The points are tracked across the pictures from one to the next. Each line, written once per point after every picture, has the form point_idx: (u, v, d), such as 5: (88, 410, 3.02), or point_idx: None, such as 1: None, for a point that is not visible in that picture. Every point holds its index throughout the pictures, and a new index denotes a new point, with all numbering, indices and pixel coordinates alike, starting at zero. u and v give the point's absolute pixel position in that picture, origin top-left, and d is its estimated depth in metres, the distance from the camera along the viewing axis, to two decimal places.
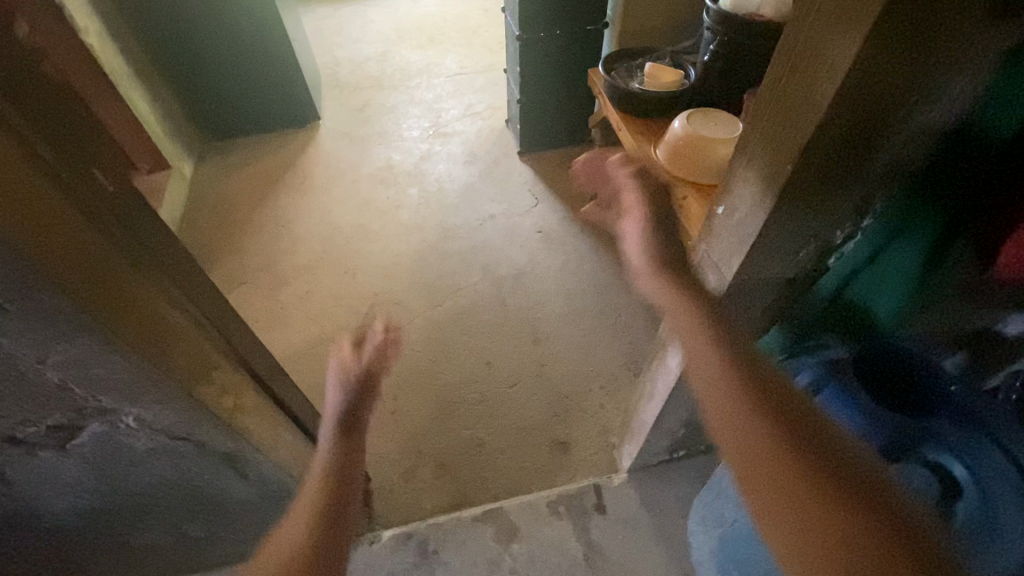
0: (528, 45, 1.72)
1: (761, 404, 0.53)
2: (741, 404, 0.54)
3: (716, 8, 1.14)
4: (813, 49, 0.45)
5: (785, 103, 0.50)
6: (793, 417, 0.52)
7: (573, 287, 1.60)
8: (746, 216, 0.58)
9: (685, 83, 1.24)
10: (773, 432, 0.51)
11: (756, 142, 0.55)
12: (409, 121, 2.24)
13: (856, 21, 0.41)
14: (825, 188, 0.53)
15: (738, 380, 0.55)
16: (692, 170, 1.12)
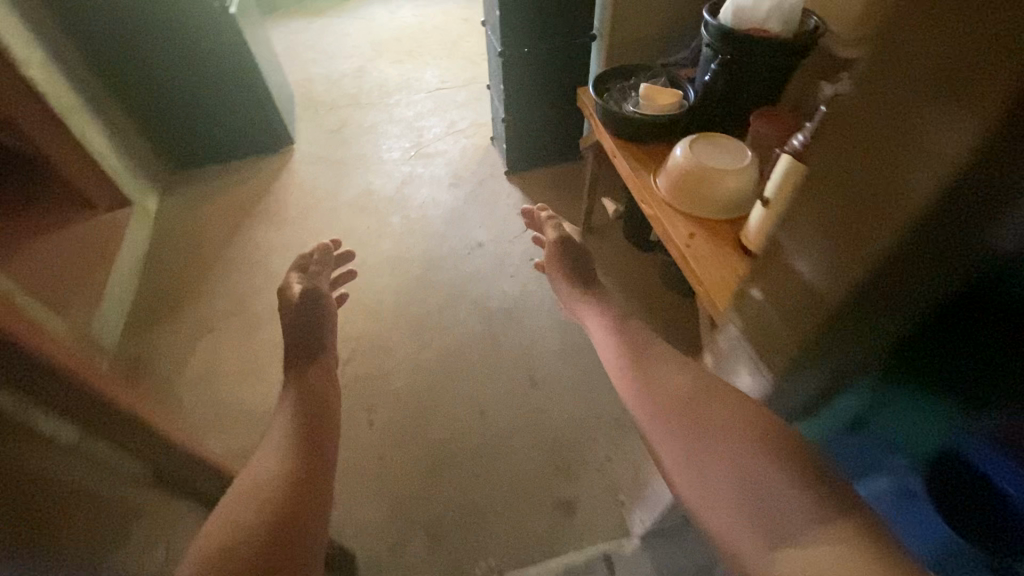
0: (511, 61, 1.61)
1: (676, 407, 0.68)
2: (660, 412, 0.70)
3: (717, 23, 1.03)
4: (906, 122, 0.38)
5: (866, 180, 0.43)
6: (698, 407, 0.66)
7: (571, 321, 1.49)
8: (802, 300, 0.51)
9: (686, 103, 1.14)
10: (682, 426, 0.66)
11: (822, 218, 0.48)
12: (389, 140, 2.13)
13: (971, 102, 0.34)
14: (881, 289, 0.45)
15: (663, 397, 0.71)
16: (700, 203, 1.02)
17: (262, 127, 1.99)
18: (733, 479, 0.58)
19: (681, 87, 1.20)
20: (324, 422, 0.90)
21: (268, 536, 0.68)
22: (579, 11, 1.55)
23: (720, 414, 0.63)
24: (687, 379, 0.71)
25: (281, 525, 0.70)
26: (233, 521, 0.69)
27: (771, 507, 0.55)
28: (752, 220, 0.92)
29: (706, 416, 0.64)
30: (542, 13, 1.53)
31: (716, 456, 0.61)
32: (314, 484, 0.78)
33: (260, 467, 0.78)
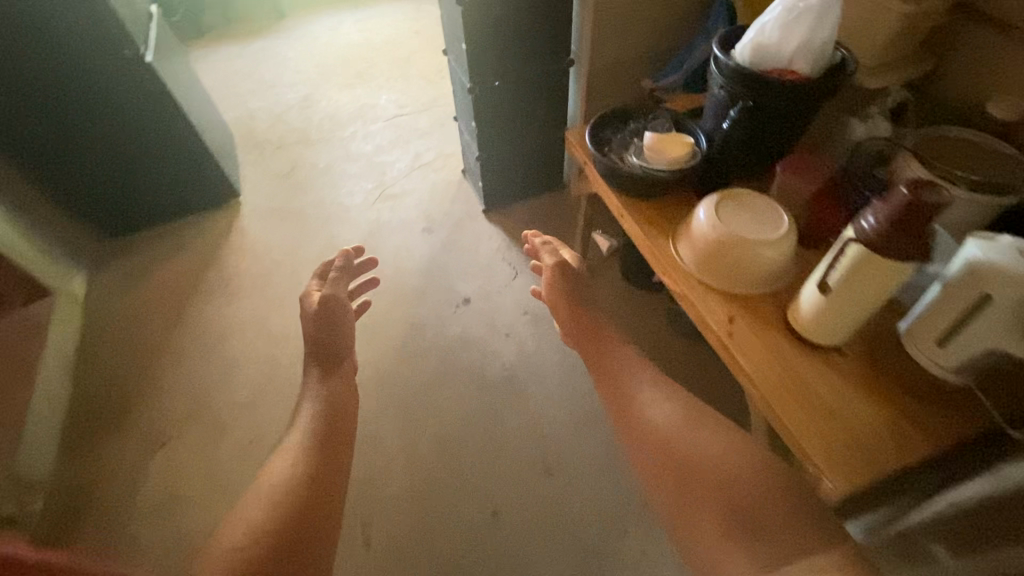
0: (482, 96, 1.43)
1: (670, 445, 0.79)
2: (651, 449, 0.81)
3: (732, 64, 0.88)
4: None
5: None
6: (688, 439, 0.79)
7: (580, 390, 1.35)
8: None
9: (699, 152, 0.99)
10: (680, 465, 0.77)
11: None
12: (349, 182, 1.92)
13: None
14: None
15: (655, 436, 0.81)
16: (735, 279, 0.88)
17: (201, 183, 1.76)
18: (738, 515, 0.69)
19: (688, 130, 1.05)
20: (337, 423, 0.96)
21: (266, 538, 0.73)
22: (555, 35, 1.38)
23: (720, 460, 0.75)
24: (676, 418, 0.83)
25: (285, 528, 0.75)
26: (245, 523, 0.74)
27: (768, 532, 0.67)
28: (805, 305, 0.79)
29: (705, 460, 0.75)
30: (514, 39, 1.34)
31: (718, 495, 0.72)
32: (319, 493, 0.82)
33: (279, 467, 0.84)
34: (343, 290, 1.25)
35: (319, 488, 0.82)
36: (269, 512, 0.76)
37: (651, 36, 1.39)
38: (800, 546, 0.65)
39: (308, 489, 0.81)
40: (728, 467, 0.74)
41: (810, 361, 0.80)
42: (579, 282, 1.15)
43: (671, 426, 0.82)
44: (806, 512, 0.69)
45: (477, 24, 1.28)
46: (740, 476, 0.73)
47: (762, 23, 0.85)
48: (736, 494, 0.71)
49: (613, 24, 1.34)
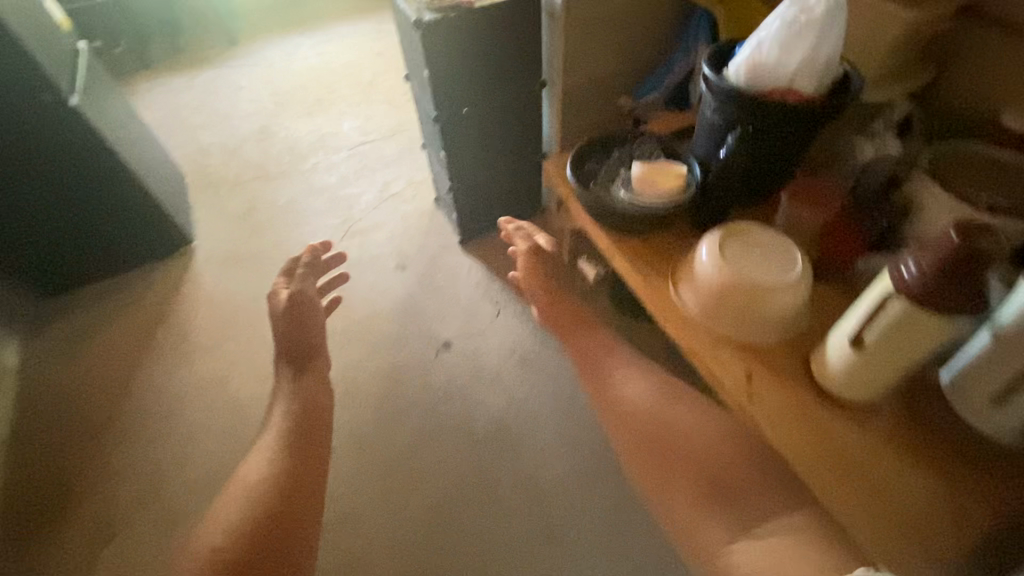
0: (449, 125, 1.31)
1: (648, 424, 0.83)
2: (633, 426, 0.85)
3: (725, 84, 0.79)
4: None
5: None
6: (667, 416, 0.83)
7: (575, 438, 1.25)
8: None
9: (694, 182, 0.89)
10: (658, 442, 0.81)
11: None
12: (312, 219, 1.78)
13: None
14: None
15: (634, 416, 0.85)
16: (749, 329, 0.78)
17: (150, 228, 1.60)
18: (713, 486, 0.75)
19: (679, 158, 0.95)
20: (316, 414, 1.00)
21: (279, 467, 0.88)
22: (526, 55, 1.27)
23: (693, 435, 0.80)
24: (652, 397, 0.86)
25: (289, 468, 0.89)
26: (241, 491, 0.84)
27: (736, 498, 0.73)
28: (834, 358, 0.69)
29: (681, 436, 0.81)
30: (482, 62, 1.24)
31: (694, 467, 0.77)
32: (316, 444, 0.95)
33: (263, 452, 0.91)
34: (312, 286, 1.20)
35: (304, 468, 0.90)
36: (250, 497, 0.83)
37: (627, 51, 1.31)
38: (771, 510, 0.70)
39: (292, 470, 0.88)
40: (703, 442, 0.79)
41: (844, 423, 0.71)
42: (553, 264, 1.09)
43: (648, 407, 0.85)
44: (773, 479, 0.74)
45: (440, 48, 1.16)
46: (714, 449, 0.78)
47: (758, 38, 0.76)
48: (710, 465, 0.77)
49: (586, 41, 1.24)
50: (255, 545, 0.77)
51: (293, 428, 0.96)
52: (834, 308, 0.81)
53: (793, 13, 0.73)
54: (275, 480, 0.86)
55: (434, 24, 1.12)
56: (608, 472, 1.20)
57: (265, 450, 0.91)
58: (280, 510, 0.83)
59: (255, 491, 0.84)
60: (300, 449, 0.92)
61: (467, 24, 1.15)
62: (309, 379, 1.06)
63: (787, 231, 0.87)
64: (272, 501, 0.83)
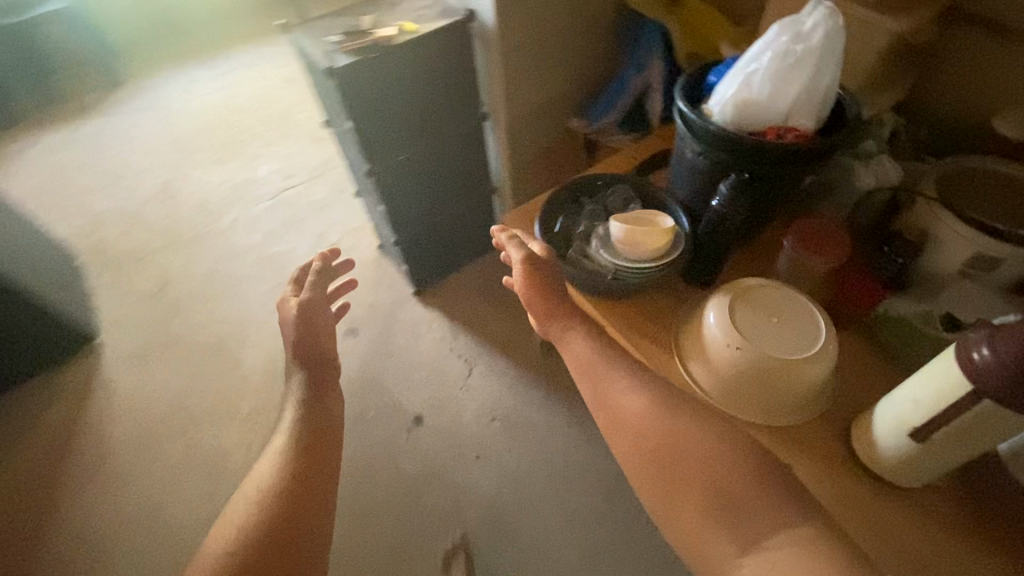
0: (384, 175, 1.14)
1: (659, 442, 0.58)
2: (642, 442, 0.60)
3: (713, 125, 0.68)
4: None
5: None
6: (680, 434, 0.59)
7: (575, 504, 1.13)
8: None
9: (684, 233, 0.78)
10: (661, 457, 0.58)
11: None
12: (240, 287, 1.56)
13: None
14: None
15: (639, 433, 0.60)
16: (776, 409, 0.68)
17: (43, 325, 1.32)
18: (704, 488, 0.54)
19: (660, 205, 0.84)
20: (325, 402, 0.81)
21: (290, 465, 0.70)
22: (463, 88, 1.12)
23: (675, 431, 0.59)
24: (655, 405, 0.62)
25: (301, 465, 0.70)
26: (250, 496, 0.67)
27: (730, 504, 0.53)
28: (883, 441, 0.60)
29: (662, 433, 0.59)
30: (415, 101, 1.07)
31: (675, 469, 0.57)
32: (324, 435, 0.76)
33: (272, 448, 0.73)
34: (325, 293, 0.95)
35: (316, 465, 0.71)
36: (261, 500, 0.66)
37: (569, 74, 1.19)
38: (769, 518, 0.51)
39: (302, 464, 0.71)
40: (689, 443, 0.58)
41: (899, 509, 0.63)
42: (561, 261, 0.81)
43: (623, 400, 0.64)
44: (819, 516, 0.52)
45: (365, 92, 0.99)
46: (699, 447, 0.57)
47: (747, 72, 0.64)
48: (694, 467, 0.56)
49: (527, 68, 1.11)
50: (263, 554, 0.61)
51: (305, 419, 0.77)
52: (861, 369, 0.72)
53: (787, 42, 0.62)
54: (287, 479, 0.68)
55: (355, 66, 0.94)
56: (618, 541, 1.08)
57: (274, 450, 0.73)
58: (295, 507, 0.66)
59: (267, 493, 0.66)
60: (309, 441, 0.74)
61: (392, 61, 0.98)
62: (323, 376, 0.84)
63: (791, 278, 0.77)
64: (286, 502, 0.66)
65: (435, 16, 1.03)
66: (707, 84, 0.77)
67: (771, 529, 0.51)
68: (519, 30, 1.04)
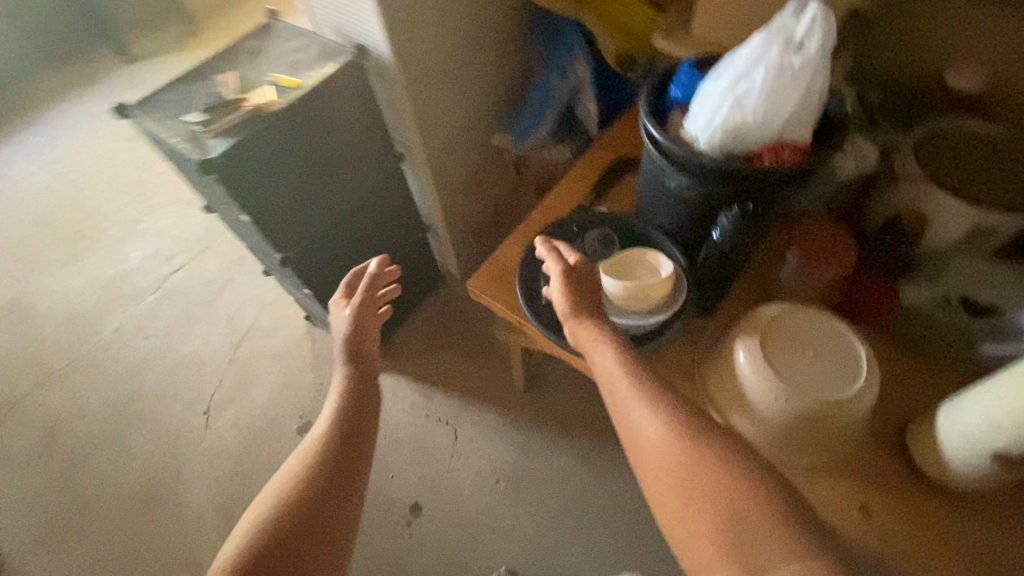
0: (301, 256, 0.95)
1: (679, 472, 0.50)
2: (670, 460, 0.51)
3: (697, 155, 0.59)
4: None
5: None
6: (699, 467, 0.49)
7: (606, 559, 1.04)
8: None
9: (683, 270, 0.70)
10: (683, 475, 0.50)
11: None
12: (153, 411, 1.29)
13: None
14: None
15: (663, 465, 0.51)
16: (830, 444, 0.62)
17: None
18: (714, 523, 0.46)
19: (644, 237, 0.75)
20: (368, 382, 0.69)
21: (326, 446, 0.60)
22: (370, 135, 0.94)
23: (696, 464, 0.50)
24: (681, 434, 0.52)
25: (336, 446, 0.60)
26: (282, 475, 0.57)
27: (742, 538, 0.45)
28: (953, 459, 0.56)
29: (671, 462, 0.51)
30: (317, 166, 0.88)
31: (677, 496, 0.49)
32: (364, 422, 0.65)
33: (313, 430, 0.63)
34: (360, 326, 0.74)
35: (351, 454, 0.60)
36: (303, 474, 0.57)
37: (481, 89, 1.05)
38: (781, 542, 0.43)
39: (340, 448, 0.60)
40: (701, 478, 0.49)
41: (980, 523, 0.58)
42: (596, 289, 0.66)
43: (637, 434, 0.54)
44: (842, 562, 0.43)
45: (255, 175, 0.79)
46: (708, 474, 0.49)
47: (738, 93, 0.55)
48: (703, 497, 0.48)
49: (437, 96, 0.95)
50: (285, 554, 0.50)
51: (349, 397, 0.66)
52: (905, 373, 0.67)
53: (778, 53, 0.53)
54: (321, 461, 0.58)
55: (235, 150, 0.74)
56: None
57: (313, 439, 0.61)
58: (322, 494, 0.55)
59: (298, 479, 0.56)
60: (349, 422, 0.63)
61: (280, 130, 0.79)
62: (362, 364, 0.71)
63: (800, 290, 0.71)
64: (318, 488, 0.55)
65: (317, 62, 0.84)
66: (669, 97, 0.68)
67: (782, 557, 0.43)
68: (420, 58, 0.88)
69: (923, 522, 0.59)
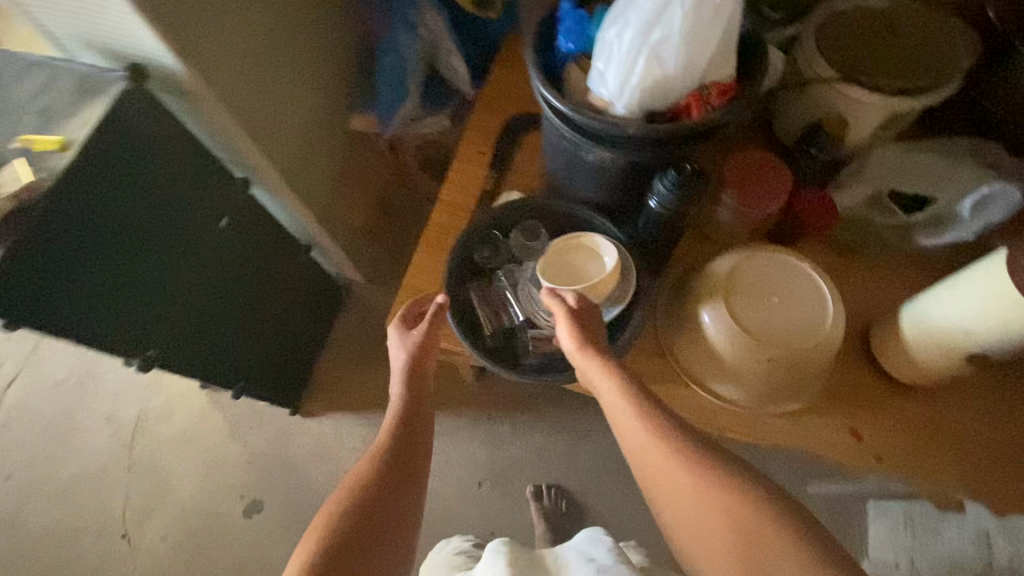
0: (168, 343, 0.75)
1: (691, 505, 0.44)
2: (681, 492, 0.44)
3: (617, 125, 0.49)
4: None
5: None
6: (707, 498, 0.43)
7: (607, 521, 1.04)
8: None
9: (623, 242, 0.62)
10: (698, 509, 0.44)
11: None
12: (56, 556, 1.06)
13: None
14: None
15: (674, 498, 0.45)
16: (810, 382, 0.60)
17: None
18: (712, 552, 0.42)
19: (567, 215, 0.65)
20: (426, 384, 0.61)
21: (383, 462, 0.53)
22: (186, 176, 0.72)
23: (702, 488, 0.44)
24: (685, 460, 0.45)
25: (393, 461, 0.54)
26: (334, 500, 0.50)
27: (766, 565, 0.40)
28: (924, 363, 0.57)
29: (661, 493, 0.46)
30: (135, 239, 0.66)
31: (679, 527, 0.45)
32: (422, 436, 0.57)
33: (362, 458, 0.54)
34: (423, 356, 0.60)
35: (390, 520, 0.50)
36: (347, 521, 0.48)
37: (316, 74, 0.84)
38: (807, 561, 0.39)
39: (396, 469, 0.53)
40: (695, 501, 0.44)
41: (952, 407, 0.60)
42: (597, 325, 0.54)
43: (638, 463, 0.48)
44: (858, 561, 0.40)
45: (60, 287, 0.57)
46: (685, 494, 0.44)
47: (653, 44, 0.45)
48: (702, 523, 0.43)
49: (269, 102, 0.74)
50: None
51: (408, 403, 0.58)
52: (856, 283, 0.66)
53: None
54: (372, 484, 0.51)
55: (12, 271, 0.53)
56: None
57: (364, 473, 0.53)
58: (367, 526, 0.49)
59: (347, 502, 0.50)
60: (407, 433, 0.56)
61: (64, 219, 0.57)
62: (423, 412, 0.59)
63: (739, 227, 0.66)
64: (365, 526, 0.48)
65: (79, 105, 0.61)
66: (559, 52, 0.56)
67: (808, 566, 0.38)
68: (229, 64, 0.66)
69: (908, 424, 0.60)
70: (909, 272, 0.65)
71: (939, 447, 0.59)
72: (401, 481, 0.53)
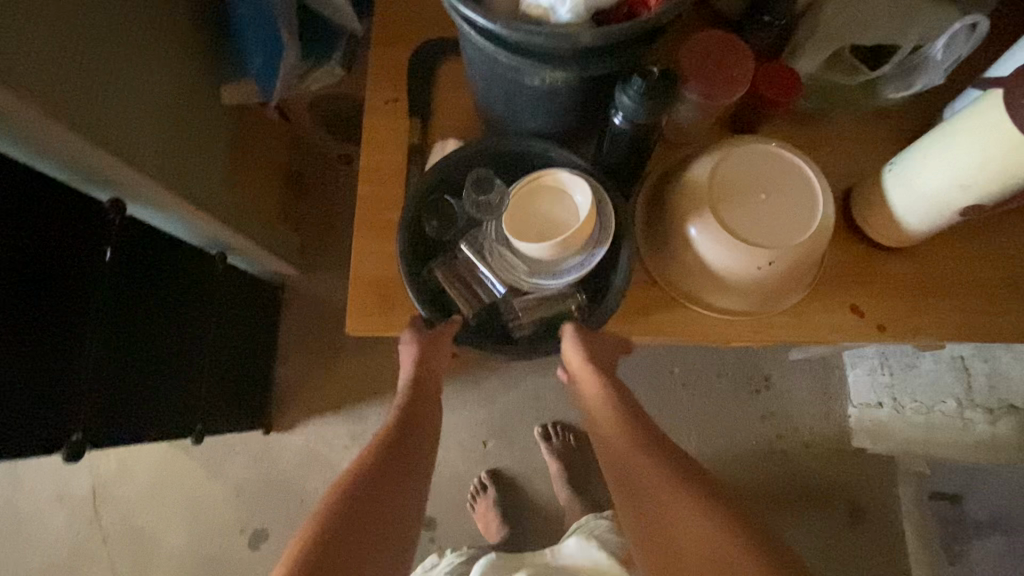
0: (95, 417, 0.64)
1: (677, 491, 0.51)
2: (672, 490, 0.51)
3: (563, 36, 0.40)
4: None
5: None
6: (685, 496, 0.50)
7: None
8: None
9: (592, 171, 0.54)
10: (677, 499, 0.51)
11: None
12: None
13: None
14: None
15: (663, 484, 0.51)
16: (805, 274, 0.58)
17: None
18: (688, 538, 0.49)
19: (517, 154, 0.56)
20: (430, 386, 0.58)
21: (383, 457, 0.52)
22: (18, 218, 0.55)
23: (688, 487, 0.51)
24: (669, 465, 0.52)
25: (394, 460, 0.52)
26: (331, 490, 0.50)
27: None
28: (912, 225, 0.55)
29: None
30: None
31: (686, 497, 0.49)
32: (423, 433, 0.56)
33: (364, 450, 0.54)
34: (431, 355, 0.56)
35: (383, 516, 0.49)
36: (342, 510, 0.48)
37: (155, 41, 0.65)
38: None
39: (395, 466, 0.52)
40: None
41: (936, 260, 0.60)
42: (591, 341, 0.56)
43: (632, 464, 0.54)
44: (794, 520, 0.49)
45: None
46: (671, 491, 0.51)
47: None
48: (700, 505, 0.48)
49: (109, 93, 0.57)
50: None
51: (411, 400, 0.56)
52: (831, 152, 0.62)
53: None
54: (368, 481, 0.50)
55: None
56: None
57: (363, 464, 0.52)
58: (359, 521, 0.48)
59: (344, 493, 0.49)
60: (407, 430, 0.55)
61: None
62: (427, 409, 0.57)
63: (703, 122, 0.59)
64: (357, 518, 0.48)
65: None
66: None
67: None
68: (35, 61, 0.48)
69: (899, 288, 0.59)
70: (878, 130, 0.62)
71: (929, 302, 0.59)
72: (398, 479, 0.52)
